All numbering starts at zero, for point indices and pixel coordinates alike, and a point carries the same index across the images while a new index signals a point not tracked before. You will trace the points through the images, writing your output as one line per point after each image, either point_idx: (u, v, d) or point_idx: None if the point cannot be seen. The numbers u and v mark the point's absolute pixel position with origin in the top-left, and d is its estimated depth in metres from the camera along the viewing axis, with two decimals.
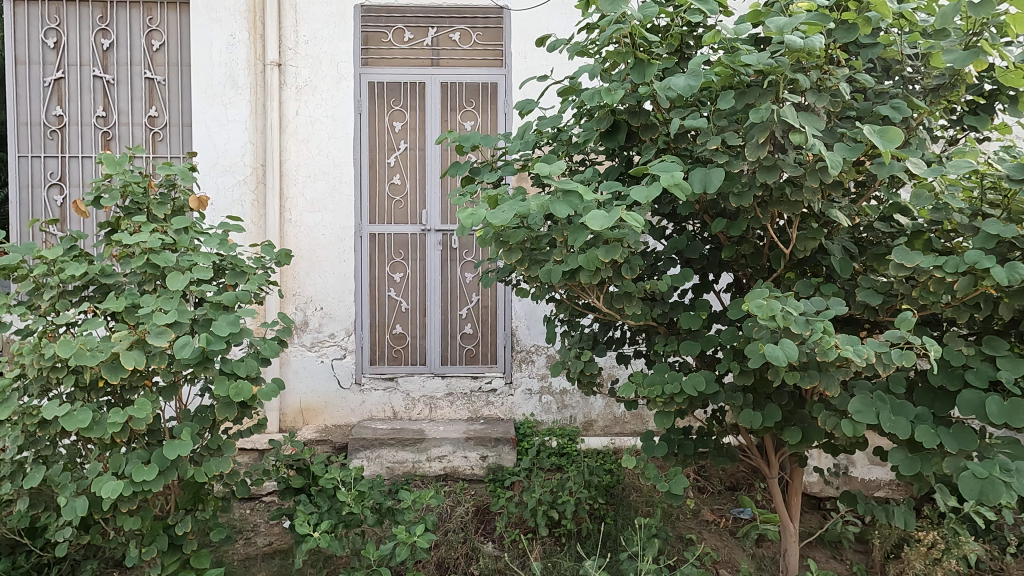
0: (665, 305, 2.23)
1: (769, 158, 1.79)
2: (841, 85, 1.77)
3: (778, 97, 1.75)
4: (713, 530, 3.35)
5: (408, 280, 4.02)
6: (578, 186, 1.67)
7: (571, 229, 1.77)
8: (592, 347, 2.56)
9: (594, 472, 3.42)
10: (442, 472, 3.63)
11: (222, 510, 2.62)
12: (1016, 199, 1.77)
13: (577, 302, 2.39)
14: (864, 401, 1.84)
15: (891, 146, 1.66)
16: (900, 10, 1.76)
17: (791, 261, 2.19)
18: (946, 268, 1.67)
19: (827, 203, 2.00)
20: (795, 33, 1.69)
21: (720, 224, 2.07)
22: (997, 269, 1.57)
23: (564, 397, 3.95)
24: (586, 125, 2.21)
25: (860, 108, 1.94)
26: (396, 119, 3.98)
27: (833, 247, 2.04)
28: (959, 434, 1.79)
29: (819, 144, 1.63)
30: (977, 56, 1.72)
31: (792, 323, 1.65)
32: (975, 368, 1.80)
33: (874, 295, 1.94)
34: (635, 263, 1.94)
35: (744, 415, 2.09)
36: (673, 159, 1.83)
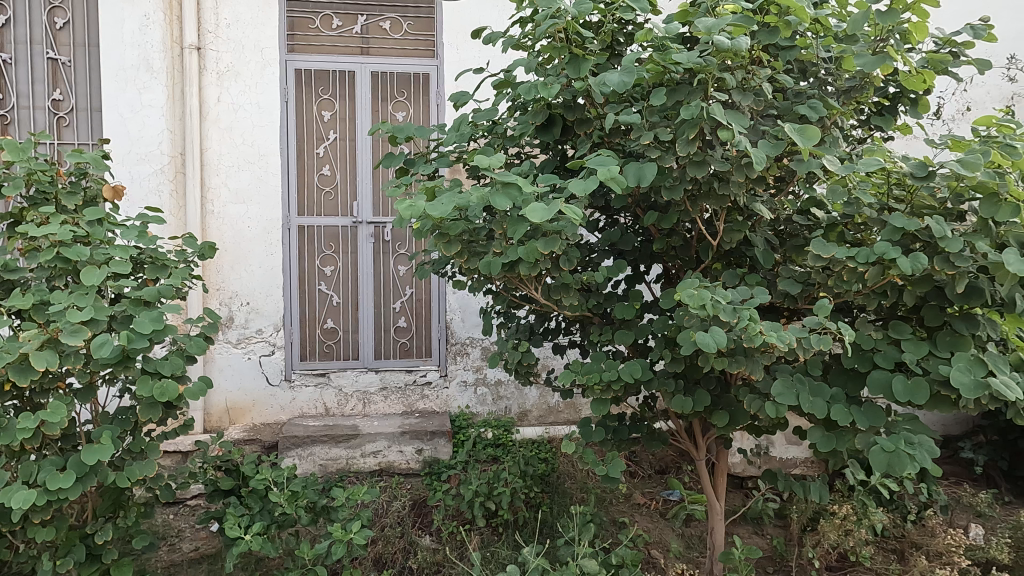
0: (600, 296, 2.28)
1: (699, 154, 1.85)
2: (764, 85, 1.86)
3: (707, 96, 1.82)
4: (644, 513, 3.47)
5: (339, 274, 3.93)
6: (517, 178, 1.68)
7: (510, 222, 1.78)
8: (529, 338, 2.61)
9: (529, 462, 3.46)
10: (378, 467, 3.58)
11: (144, 517, 2.49)
12: (918, 194, 1.90)
13: (514, 294, 2.42)
14: (785, 384, 1.96)
15: (810, 144, 1.76)
16: (816, 16, 1.87)
17: (718, 252, 2.29)
18: (858, 258, 1.80)
19: (751, 197, 2.09)
20: (722, 34, 1.76)
21: (652, 217, 2.14)
22: (902, 260, 1.70)
23: (499, 389, 3.98)
24: (522, 118, 2.23)
25: (781, 107, 2.05)
26: (325, 108, 3.87)
27: (757, 239, 2.15)
28: (870, 412, 1.93)
29: (745, 141, 1.70)
30: (884, 62, 1.86)
31: (721, 312, 1.72)
32: (883, 350, 1.94)
33: (794, 284, 2.06)
34: (573, 254, 1.97)
35: (675, 400, 2.18)
36: (607, 153, 1.86)
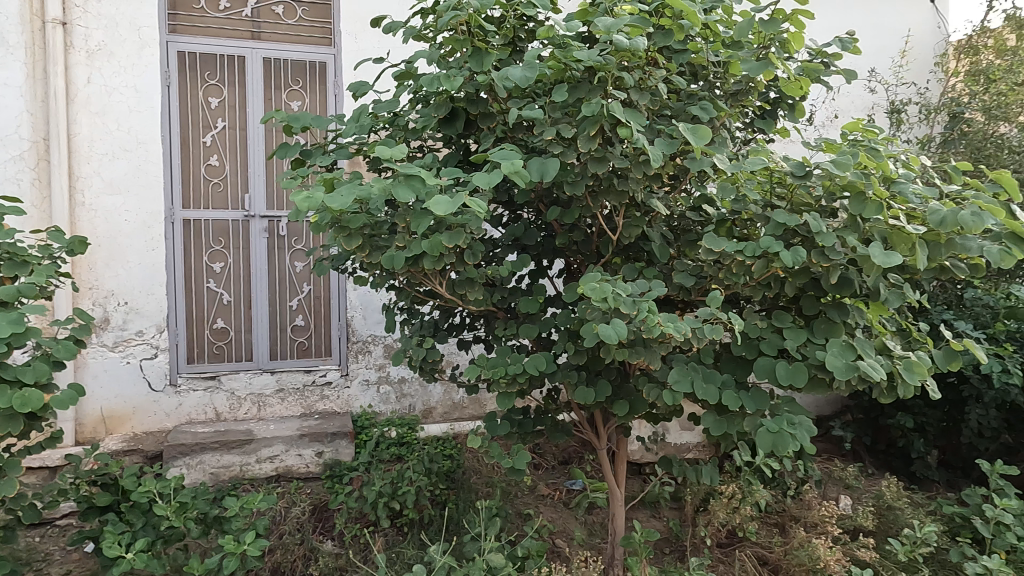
0: (504, 291, 2.29)
1: (600, 150, 1.90)
2: (660, 86, 1.93)
3: (607, 93, 1.86)
4: (549, 504, 3.54)
5: (230, 271, 3.71)
6: (421, 170, 1.65)
7: (413, 215, 1.74)
8: (433, 334, 2.58)
9: (434, 459, 3.43)
10: (274, 472, 3.42)
11: (4, 542, 2.23)
12: (797, 192, 2.04)
13: (417, 290, 2.38)
14: (681, 372, 2.05)
15: (702, 143, 1.84)
16: (706, 21, 1.97)
17: (617, 247, 2.36)
18: (745, 252, 1.91)
19: (648, 194, 2.17)
20: (621, 33, 1.80)
21: (555, 212, 2.17)
22: (784, 253, 1.83)
23: (402, 386, 3.91)
24: (424, 111, 2.19)
25: (675, 108, 2.14)
26: (212, 94, 3.64)
27: (654, 234, 2.24)
28: (756, 396, 2.06)
29: (643, 139, 1.76)
30: (767, 68, 1.99)
31: (621, 305, 1.77)
32: (767, 338, 2.07)
33: (689, 277, 2.16)
34: (478, 249, 1.95)
35: (578, 392, 2.22)
36: (511, 147, 1.87)
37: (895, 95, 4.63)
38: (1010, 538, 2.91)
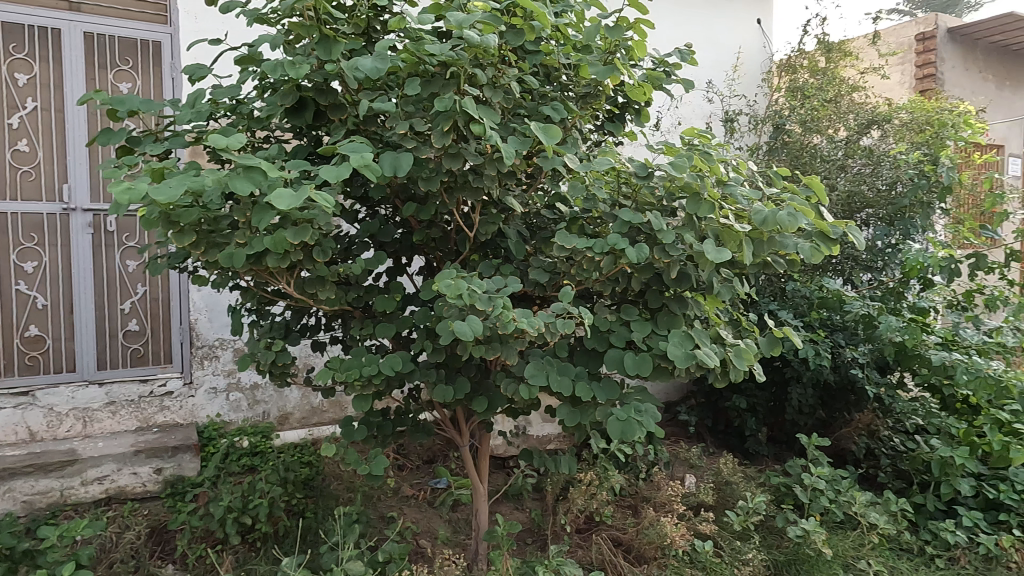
0: (360, 289, 2.21)
1: (454, 146, 1.88)
2: (512, 84, 1.95)
3: (460, 89, 1.85)
4: (413, 505, 3.48)
5: (44, 271, 3.29)
6: (262, 162, 1.54)
7: (255, 210, 1.62)
8: (284, 336, 2.44)
9: (289, 468, 3.25)
10: (103, 495, 3.06)
11: None
12: (641, 193, 2.16)
13: (265, 290, 2.24)
14: (537, 366, 2.09)
15: (552, 143, 1.89)
16: (556, 24, 2.02)
17: (475, 244, 2.37)
18: (595, 249, 1.99)
19: (503, 191, 2.19)
20: (473, 30, 1.80)
21: (411, 208, 2.12)
22: (629, 250, 1.93)
23: (256, 393, 3.67)
24: (270, 99, 2.06)
25: (529, 107, 2.17)
26: (19, 70, 3.20)
27: (510, 231, 2.27)
28: (607, 387, 2.15)
29: (496, 136, 1.77)
30: (613, 73, 2.08)
31: (477, 301, 1.77)
32: (617, 331, 2.18)
33: (543, 273, 2.21)
34: (328, 246, 1.86)
35: (437, 390, 2.19)
36: (362, 141, 1.80)
37: (729, 105, 5.08)
38: (823, 501, 3.29)
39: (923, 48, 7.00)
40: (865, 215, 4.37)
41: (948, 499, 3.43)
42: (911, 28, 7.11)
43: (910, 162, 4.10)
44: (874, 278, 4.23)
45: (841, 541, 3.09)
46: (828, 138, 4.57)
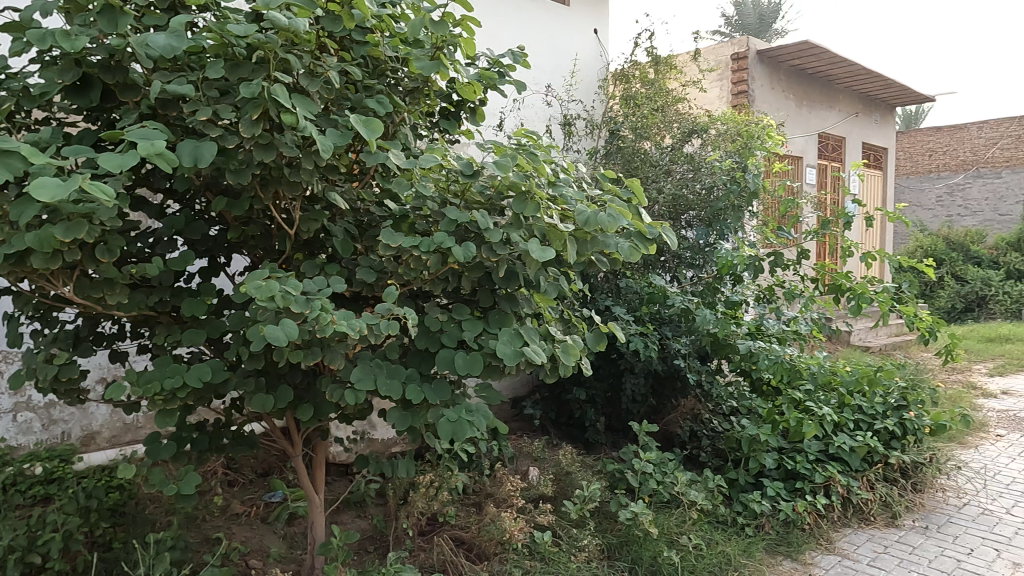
0: (164, 292, 1.99)
1: (265, 136, 1.73)
2: (331, 74, 1.85)
3: (270, 76, 1.72)
4: (243, 523, 3.23)
5: None
6: (23, 148, 1.34)
7: (14, 202, 1.39)
8: (74, 347, 2.14)
9: (92, 494, 2.88)
10: None
11: None
12: (470, 192, 2.14)
13: (46, 295, 1.97)
14: (364, 369, 2.02)
15: (374, 137, 1.81)
16: (379, 14, 1.96)
17: (299, 242, 2.23)
18: (421, 248, 1.94)
19: (327, 187, 2.08)
20: (283, 12, 1.68)
21: (221, 203, 1.94)
22: (455, 249, 1.90)
23: (52, 411, 3.25)
24: (45, 75, 1.79)
25: (353, 100, 2.06)
26: None
27: (336, 229, 2.16)
28: (439, 388, 2.13)
29: (310, 127, 1.66)
30: (439, 68, 2.06)
31: (292, 304, 1.65)
32: (448, 330, 2.16)
33: (371, 273, 2.14)
34: (116, 243, 1.65)
35: (256, 399, 2.03)
36: (156, 126, 1.61)
37: (568, 109, 5.28)
38: (651, 484, 3.51)
39: (737, 66, 7.75)
40: (689, 216, 4.67)
41: (756, 471, 3.80)
42: (728, 47, 7.84)
43: (723, 168, 4.47)
44: (695, 275, 4.58)
45: (666, 519, 3.34)
46: (656, 144, 4.87)
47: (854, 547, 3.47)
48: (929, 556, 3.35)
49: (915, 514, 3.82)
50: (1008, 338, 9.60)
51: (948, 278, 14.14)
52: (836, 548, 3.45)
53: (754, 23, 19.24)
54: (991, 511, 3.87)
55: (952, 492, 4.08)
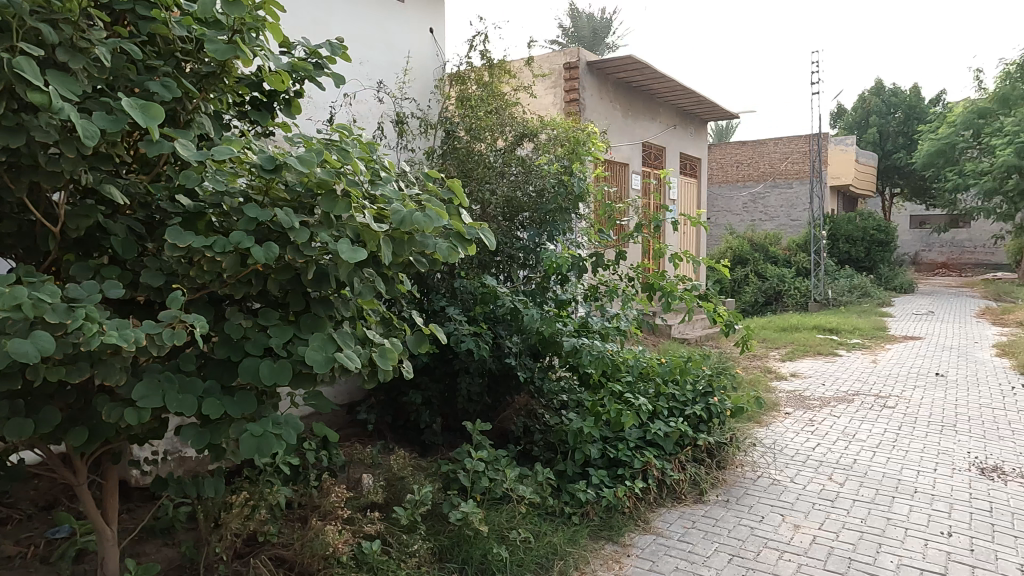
0: None
1: (12, 118, 1.50)
2: (100, 50, 1.65)
3: (15, 47, 1.48)
4: (15, 567, 2.75)
5: None
6: None
7: None
8: None
9: None
10: None
11: None
12: (275, 187, 2.07)
13: None
14: (150, 384, 1.82)
15: (153, 123, 1.63)
16: None
17: (70, 241, 1.97)
18: (214, 248, 1.84)
19: (102, 179, 1.85)
20: None
21: None
22: (254, 249, 1.84)
23: None
24: None
25: (134, 81, 1.90)
26: None
27: (116, 226, 1.93)
28: (241, 401, 2.00)
29: (69, 109, 1.45)
30: (235, 52, 1.93)
31: (46, 313, 1.43)
32: (253, 338, 2.04)
33: (157, 276, 1.95)
34: None
35: (10, 426, 1.71)
36: None
37: (400, 107, 5.19)
38: (484, 482, 3.52)
39: (569, 75, 8.11)
40: (523, 218, 4.71)
41: (583, 461, 3.95)
42: (560, 57, 8.18)
43: (551, 171, 4.57)
44: (528, 275, 4.65)
45: (497, 516, 3.39)
46: (491, 147, 4.83)
47: (667, 525, 3.76)
48: (729, 527, 3.72)
49: (719, 489, 4.23)
50: (796, 327, 11.05)
51: (751, 275, 16.04)
52: (652, 527, 3.71)
53: (588, 36, 20.38)
54: (779, 480, 4.39)
55: (749, 466, 4.57)
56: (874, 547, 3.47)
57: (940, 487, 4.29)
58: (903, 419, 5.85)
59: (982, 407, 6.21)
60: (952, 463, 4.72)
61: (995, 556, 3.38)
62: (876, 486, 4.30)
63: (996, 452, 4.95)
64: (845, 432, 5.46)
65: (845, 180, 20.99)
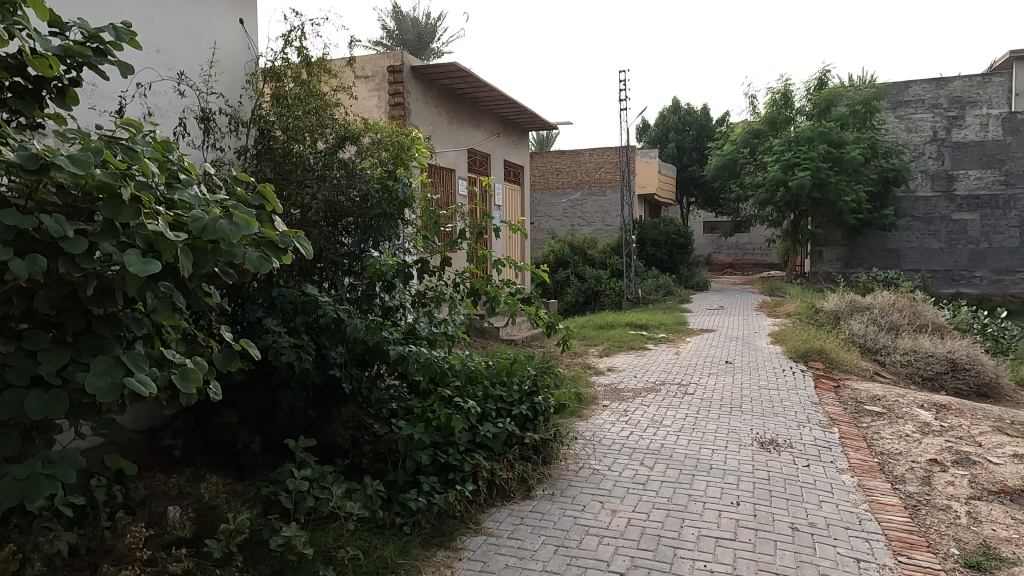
0: None
1: None
2: None
3: None
4: None
5: None
6: None
7: None
8: None
9: None
10: None
11: None
12: (42, 189, 1.90)
13: None
14: None
15: None
16: None
17: None
18: None
19: None
20: None
21: None
22: (13, 261, 1.68)
23: None
24: None
25: None
26: None
27: None
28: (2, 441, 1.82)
29: None
30: None
31: None
32: (16, 366, 1.85)
33: None
34: None
35: None
36: None
37: (206, 102, 4.76)
38: (308, 502, 3.32)
39: (393, 79, 8.02)
40: (346, 222, 4.52)
41: (413, 469, 3.88)
42: (384, 59, 8.05)
43: (375, 176, 4.46)
44: (353, 282, 4.48)
45: (323, 536, 3.24)
46: (311, 149, 4.58)
47: (497, 524, 3.85)
48: (554, 519, 3.90)
49: (545, 483, 4.42)
50: (612, 324, 11.94)
51: (572, 277, 17.12)
52: (483, 528, 3.78)
53: (413, 40, 20.35)
54: (598, 470, 4.70)
55: (572, 459, 4.83)
56: (678, 523, 3.84)
57: (730, 462, 4.87)
58: (700, 404, 6.56)
59: (761, 389, 7.17)
60: (740, 440, 5.38)
61: (772, 518, 3.92)
62: (680, 466, 4.77)
63: (772, 428, 5.74)
64: (654, 420, 5.99)
65: (650, 189, 23.15)
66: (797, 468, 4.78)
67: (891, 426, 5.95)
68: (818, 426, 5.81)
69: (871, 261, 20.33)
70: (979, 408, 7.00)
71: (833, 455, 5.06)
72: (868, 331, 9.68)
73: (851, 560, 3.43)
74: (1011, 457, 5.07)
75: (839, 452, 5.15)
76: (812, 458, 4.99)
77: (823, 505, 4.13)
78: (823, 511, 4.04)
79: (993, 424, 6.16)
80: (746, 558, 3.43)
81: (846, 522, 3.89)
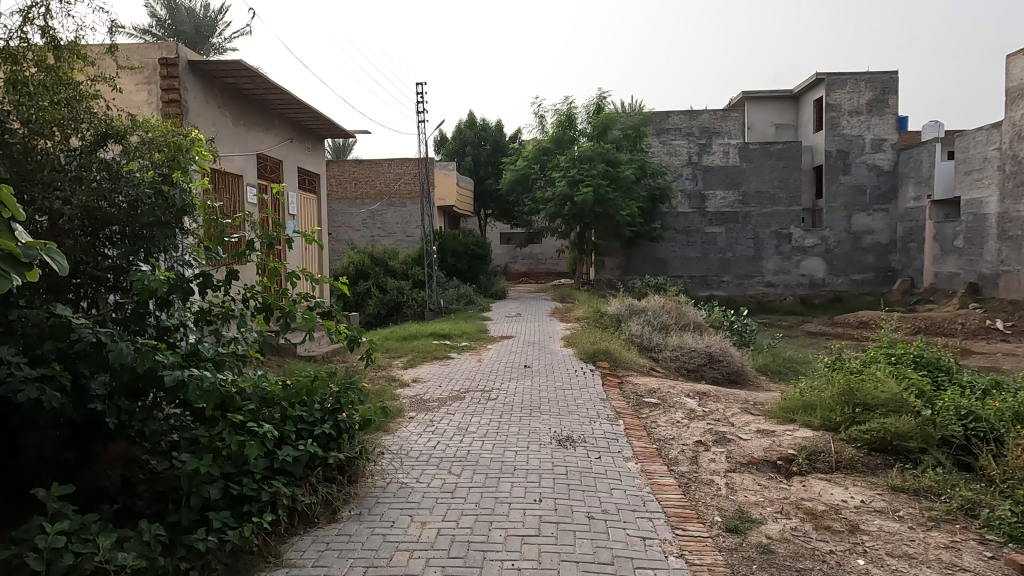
0: None
1: None
2: None
3: None
4: None
5: None
6: None
7: None
8: None
9: None
10: None
11: None
12: None
13: None
14: None
15: None
16: None
17: None
18: None
19: None
20: None
21: None
22: None
23: None
24: None
25: None
26: None
27: None
28: None
29: None
30: None
31: None
32: None
33: None
34: None
35: None
36: None
37: None
38: (66, 560, 2.81)
39: (166, 72, 7.22)
40: (110, 232, 3.94)
41: (200, 507, 3.45)
42: (154, 51, 7.22)
43: (145, 180, 3.98)
44: (121, 299, 3.93)
45: None
46: (62, 146, 3.87)
47: (300, 554, 3.63)
48: (362, 539, 3.77)
49: (351, 504, 4.26)
50: (415, 335, 11.93)
51: (373, 289, 16.86)
52: (285, 560, 3.54)
53: (189, 32, 18.45)
54: (406, 483, 4.65)
55: (379, 474, 4.72)
56: (486, 526, 3.94)
57: (531, 462, 5.11)
58: (502, 408, 6.83)
59: (555, 389, 7.66)
60: (540, 440, 5.69)
61: (571, 510, 4.19)
62: (486, 471, 4.89)
63: (568, 426, 6.15)
64: (459, 427, 6.08)
65: (449, 201, 23.63)
66: (590, 460, 5.19)
67: (665, 414, 6.73)
68: (607, 420, 6.38)
69: (643, 268, 22.88)
70: (730, 393, 8.22)
71: (619, 446, 5.58)
72: (644, 331, 10.86)
73: (638, 540, 3.79)
74: (755, 433, 6.01)
75: (624, 442, 5.69)
76: (602, 450, 5.46)
77: (614, 492, 4.52)
78: (613, 497, 4.44)
79: (741, 406, 7.25)
80: (550, 551, 3.61)
81: (633, 505, 4.31)
